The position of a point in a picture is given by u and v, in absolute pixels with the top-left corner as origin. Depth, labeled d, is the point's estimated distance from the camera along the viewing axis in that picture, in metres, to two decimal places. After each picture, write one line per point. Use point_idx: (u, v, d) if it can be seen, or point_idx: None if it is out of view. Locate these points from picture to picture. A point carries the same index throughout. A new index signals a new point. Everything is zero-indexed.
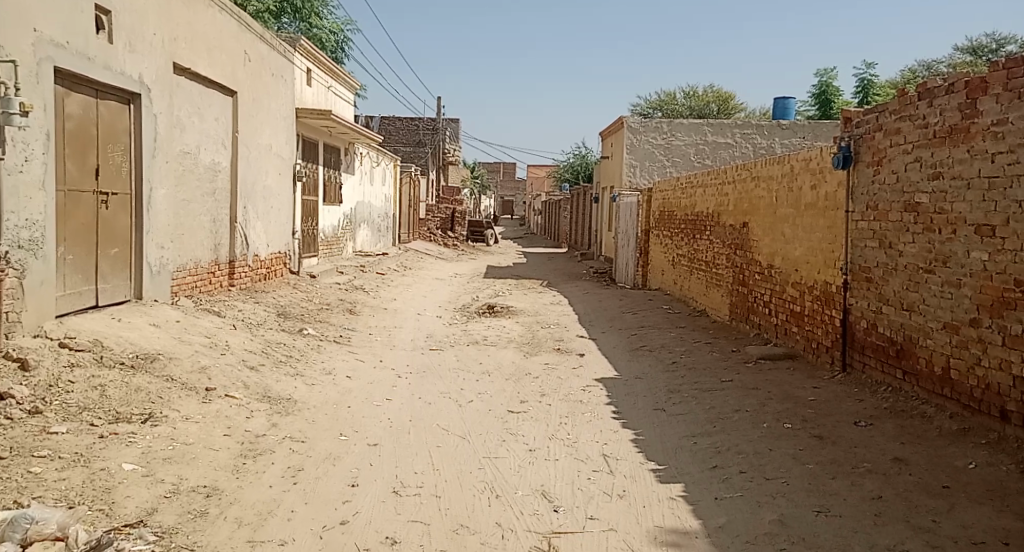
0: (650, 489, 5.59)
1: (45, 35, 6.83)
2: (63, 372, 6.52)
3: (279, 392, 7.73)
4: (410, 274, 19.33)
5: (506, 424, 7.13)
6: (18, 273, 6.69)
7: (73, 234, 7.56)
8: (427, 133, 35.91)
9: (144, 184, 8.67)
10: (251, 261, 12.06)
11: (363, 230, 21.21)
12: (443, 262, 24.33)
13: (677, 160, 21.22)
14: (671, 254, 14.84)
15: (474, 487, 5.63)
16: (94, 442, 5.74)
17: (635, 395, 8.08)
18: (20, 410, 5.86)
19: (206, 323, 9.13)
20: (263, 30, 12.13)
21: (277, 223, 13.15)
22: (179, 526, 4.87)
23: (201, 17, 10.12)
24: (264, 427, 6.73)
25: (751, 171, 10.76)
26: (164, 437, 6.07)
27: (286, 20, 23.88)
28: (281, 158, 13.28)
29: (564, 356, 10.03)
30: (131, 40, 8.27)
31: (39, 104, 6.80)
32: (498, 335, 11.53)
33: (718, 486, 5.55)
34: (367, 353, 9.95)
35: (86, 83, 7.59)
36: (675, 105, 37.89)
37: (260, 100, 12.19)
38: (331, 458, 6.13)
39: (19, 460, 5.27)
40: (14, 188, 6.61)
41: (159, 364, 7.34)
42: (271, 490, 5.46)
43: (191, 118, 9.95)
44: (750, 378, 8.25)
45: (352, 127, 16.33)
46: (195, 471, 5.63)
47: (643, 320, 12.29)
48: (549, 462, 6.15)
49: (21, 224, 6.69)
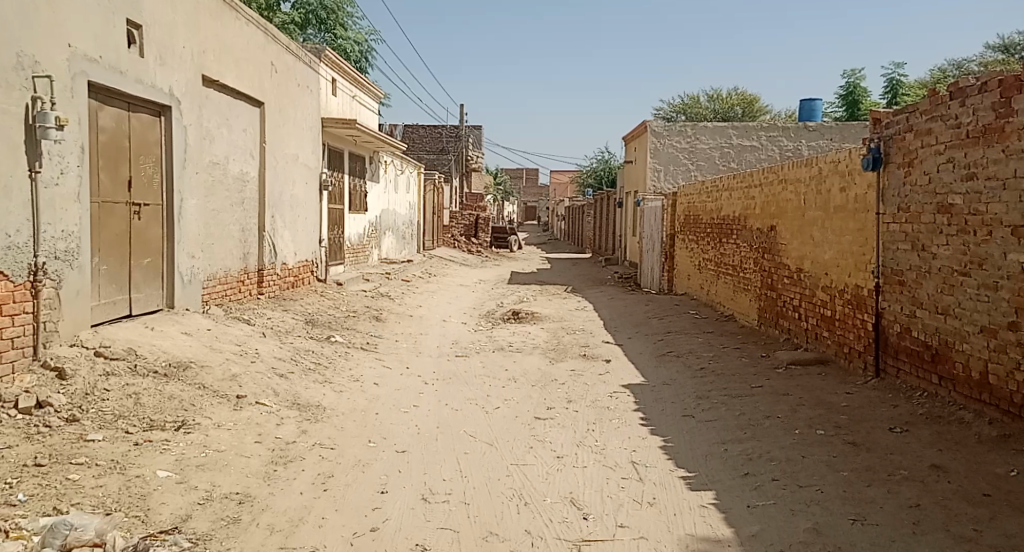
0: (680, 496, 5.58)
1: (78, 50, 6.87)
2: (99, 380, 6.61)
3: (308, 399, 7.80)
4: (434, 281, 19.44)
5: (533, 431, 7.14)
6: (55, 283, 6.72)
7: (106, 245, 7.66)
8: (450, 140, 36.06)
9: (175, 196, 8.76)
10: (279, 269, 12.16)
11: (388, 237, 21.32)
12: (467, 269, 24.40)
13: (702, 164, 21.10)
14: (696, 259, 14.79)
15: (502, 495, 5.64)
16: (130, 449, 5.82)
17: (664, 401, 8.05)
18: (58, 417, 5.95)
19: (236, 331, 9.23)
20: (289, 41, 12.25)
21: (304, 231, 13.27)
22: (212, 533, 4.92)
23: (229, 29, 10.24)
24: (294, 434, 6.79)
25: (777, 174, 10.70)
26: (196, 444, 6.14)
27: (311, 31, 24.19)
28: (307, 167, 13.41)
29: (591, 362, 10.01)
30: (161, 53, 8.39)
31: (74, 118, 6.83)
32: (523, 341, 11.54)
33: (751, 494, 5.51)
34: (393, 360, 9.98)
35: (118, 96, 7.71)
36: (700, 108, 37.95)
37: (286, 110, 12.31)
38: (360, 464, 6.17)
39: (57, 468, 5.36)
40: (51, 200, 6.60)
41: (191, 372, 7.42)
42: (302, 497, 5.50)
43: (220, 130, 10.07)
44: (780, 384, 8.20)
45: (378, 135, 16.43)
46: (227, 478, 5.69)
47: (670, 325, 12.26)
48: (576, 469, 6.14)
49: (58, 235, 6.71)
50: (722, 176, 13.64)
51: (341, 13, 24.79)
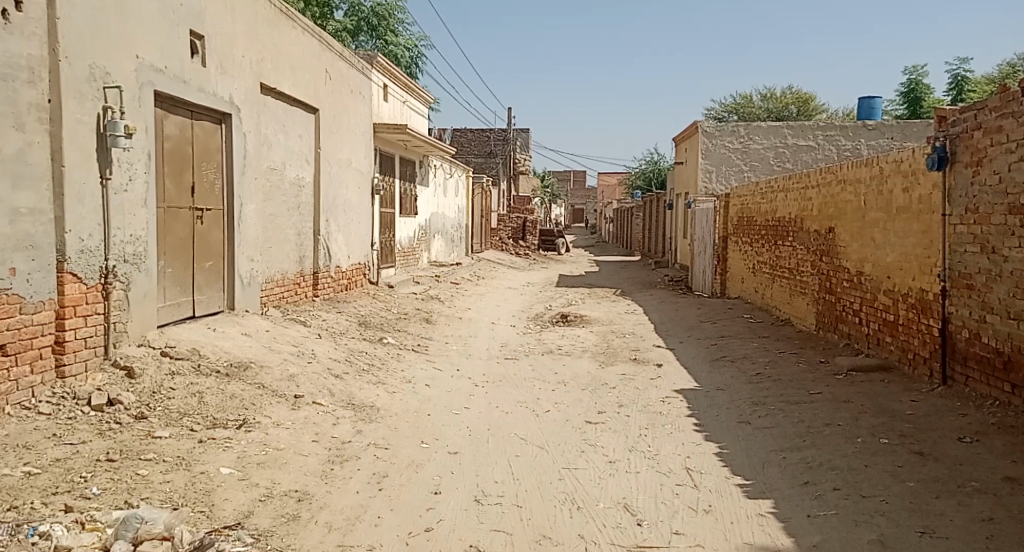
0: (737, 503, 5.58)
1: (145, 61, 7.12)
2: (165, 379, 6.83)
3: (362, 399, 7.95)
4: (483, 284, 19.57)
5: (584, 435, 7.19)
6: (124, 285, 6.96)
7: (170, 249, 7.91)
8: (498, 144, 36.20)
9: (236, 201, 9.01)
10: (333, 272, 12.39)
11: (437, 240, 21.51)
12: (515, 272, 24.51)
13: (756, 164, 20.91)
14: (751, 261, 14.67)
15: (556, 498, 5.70)
16: (195, 446, 6.01)
17: (718, 406, 8.03)
18: (127, 415, 6.17)
19: (293, 332, 9.44)
20: (342, 48, 12.49)
21: (357, 235, 13.49)
22: (273, 529, 5.07)
23: (286, 38, 10.47)
24: (349, 433, 6.94)
25: (835, 174, 10.60)
26: (257, 442, 6.31)
27: (363, 38, 24.53)
28: (360, 172, 13.63)
29: (642, 366, 10.02)
30: (223, 62, 8.63)
31: (141, 127, 7.08)
32: (573, 344, 11.58)
33: (811, 503, 5.50)
34: (444, 362, 10.10)
35: (182, 105, 7.96)
36: (753, 107, 37.54)
37: (340, 116, 12.55)
38: (414, 465, 6.29)
39: (127, 463, 5.55)
40: (120, 206, 6.84)
41: (251, 372, 7.63)
42: (357, 496, 5.63)
43: (277, 136, 10.30)
44: (840, 390, 8.13)
45: (428, 140, 16.62)
46: (286, 476, 5.85)
47: (724, 329, 12.19)
48: (630, 474, 6.18)
49: (126, 239, 6.95)
50: (777, 177, 13.53)
51: (392, 19, 25.10)
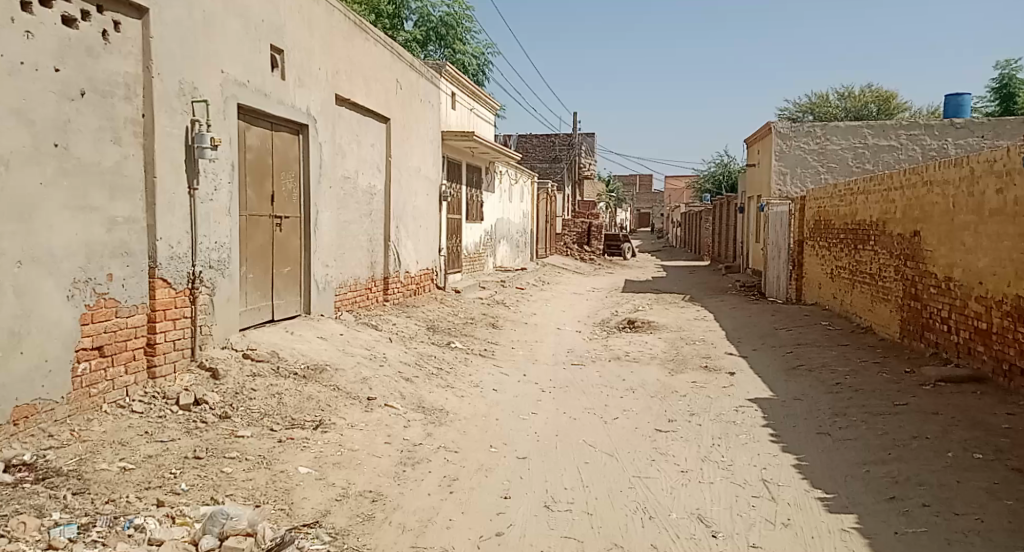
0: (817, 518, 5.55)
1: (230, 76, 7.43)
2: (247, 380, 7.11)
3: (432, 402, 8.12)
4: (548, 289, 19.67)
5: (655, 444, 7.22)
6: (210, 291, 7.27)
7: (252, 256, 8.21)
8: (563, 149, 36.23)
9: (313, 209, 9.29)
10: (402, 277, 12.65)
11: (502, 246, 21.72)
12: (581, 277, 24.53)
13: (834, 165, 20.52)
14: (829, 267, 14.45)
15: (627, 507, 5.75)
16: (274, 446, 6.25)
17: (795, 417, 7.97)
18: (213, 414, 6.45)
19: (365, 336, 9.69)
20: (413, 58, 12.76)
21: (425, 241, 13.74)
22: (349, 528, 5.25)
23: (360, 49, 10.76)
24: (421, 436, 7.11)
25: (920, 175, 10.42)
26: (333, 443, 6.53)
27: (431, 47, 24.89)
28: (429, 179, 13.88)
29: (714, 375, 9.98)
30: (301, 75, 8.93)
31: (226, 138, 7.39)
32: (641, 351, 11.60)
33: (899, 520, 5.45)
34: (511, 367, 10.23)
35: (263, 117, 8.26)
36: (829, 107, 36.83)
37: (410, 125, 12.82)
38: (484, 469, 6.42)
39: (213, 460, 5.79)
40: (206, 215, 7.15)
41: (327, 374, 7.87)
42: (429, 498, 5.79)
43: (351, 146, 10.59)
44: (928, 402, 8.01)
45: (495, 146, 16.80)
46: (361, 476, 6.04)
47: (801, 337, 12.05)
48: (704, 485, 6.20)
49: (212, 246, 7.26)
50: (857, 179, 13.32)
51: (460, 28, 25.40)
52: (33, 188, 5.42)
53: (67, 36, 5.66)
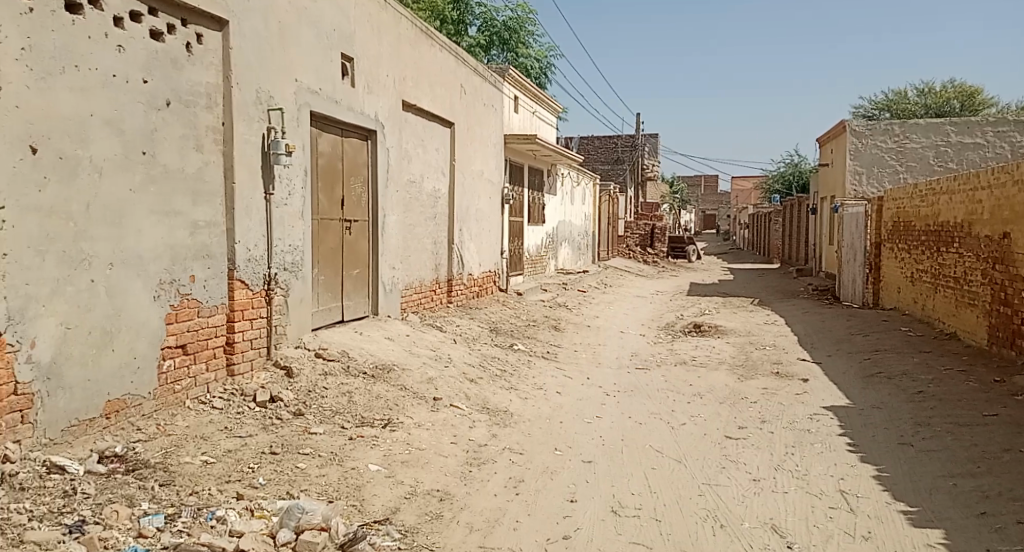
0: (900, 532, 5.50)
1: (303, 84, 7.67)
2: (319, 379, 7.33)
3: (496, 404, 8.24)
4: (611, 292, 19.64)
5: (725, 450, 7.21)
6: (284, 292, 7.51)
7: (323, 258, 8.46)
8: (625, 150, 36.04)
9: (380, 212, 9.50)
10: (466, 280, 12.82)
11: (564, 249, 21.80)
12: (645, 280, 24.45)
13: (913, 164, 20.02)
14: (909, 270, 14.15)
15: (697, 515, 5.77)
16: (346, 443, 6.44)
17: (874, 426, 7.87)
18: (287, 411, 6.68)
19: (431, 337, 9.87)
20: (477, 62, 12.92)
21: (488, 243, 13.90)
22: (418, 526, 5.40)
23: (426, 55, 10.96)
24: (486, 436, 7.24)
25: (1012, 173, 10.18)
26: (401, 441, 6.69)
27: (494, 51, 25.09)
28: (492, 183, 14.03)
29: (785, 381, 9.89)
30: (369, 82, 9.14)
31: (299, 145, 7.63)
32: (708, 355, 11.55)
33: (991, 537, 5.37)
34: (574, 370, 10.29)
35: (334, 123, 8.50)
36: (907, 103, 35.87)
37: (474, 128, 13.00)
38: (549, 471, 6.51)
39: (289, 456, 6.00)
40: (281, 219, 7.40)
41: (395, 374, 8.06)
42: (497, 499, 5.91)
43: (417, 150, 10.79)
44: (1019, 413, 7.83)
45: (557, 149, 16.87)
46: (428, 475, 6.19)
47: (879, 343, 11.84)
48: (777, 494, 6.17)
49: (286, 249, 7.51)
50: (941, 178, 13.04)
51: (523, 32, 25.55)
52: (123, 194, 5.70)
53: (155, 50, 5.94)
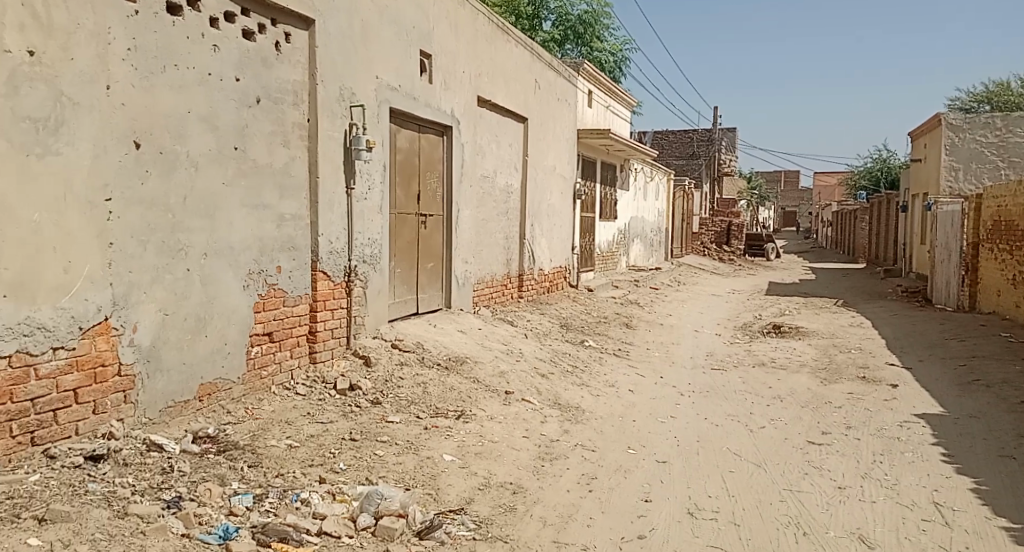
0: (1000, 549, 5.37)
1: (384, 81, 7.86)
2: (395, 369, 7.52)
3: (568, 400, 8.32)
4: (684, 290, 19.50)
5: (809, 456, 7.14)
6: (363, 284, 7.72)
7: (400, 251, 8.65)
8: (700, 145, 35.68)
9: (455, 207, 9.66)
10: (536, 275, 12.92)
11: (637, 245, 21.74)
12: (719, 278, 24.19)
13: (1016, 160, 19.37)
14: (1010, 271, 13.71)
15: (778, 520, 5.73)
16: (421, 432, 6.60)
17: (971, 436, 7.68)
18: (365, 399, 6.87)
19: (502, 331, 10.00)
20: (551, 57, 13.00)
21: (559, 238, 13.98)
22: (492, 518, 5.51)
23: (502, 51, 11.08)
24: (558, 432, 7.33)
25: None
26: (474, 433, 6.82)
27: (568, 46, 25.12)
28: (564, 178, 14.10)
29: (873, 386, 9.72)
30: (446, 79, 9.30)
31: (379, 140, 7.83)
32: (788, 357, 11.40)
33: None
34: (646, 368, 10.29)
35: (412, 119, 8.68)
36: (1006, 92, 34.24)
37: (548, 124, 13.08)
38: (623, 470, 6.56)
39: (367, 443, 6.19)
40: (362, 212, 7.61)
41: (467, 366, 8.21)
42: (570, 495, 5.99)
43: (490, 145, 10.93)
44: None
45: (631, 143, 16.82)
46: (501, 468, 6.30)
47: (975, 349, 11.50)
48: (866, 503, 6.08)
49: (366, 242, 7.71)
50: None
51: (598, 26, 25.52)
52: (216, 187, 5.95)
53: (247, 49, 6.18)
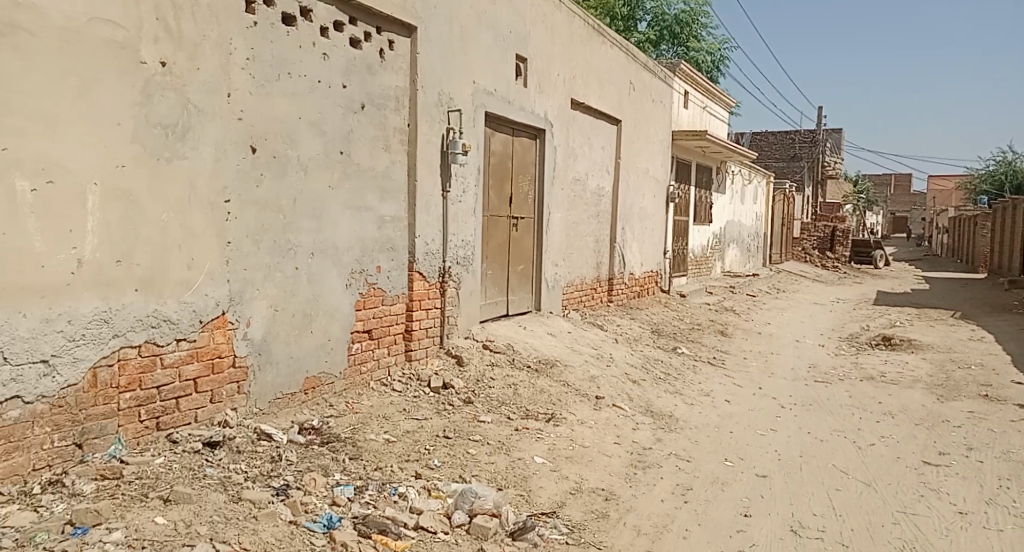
0: None
1: (480, 86, 8.01)
2: (486, 369, 7.65)
3: (660, 407, 8.31)
4: (782, 297, 19.11)
5: (925, 477, 6.94)
6: (457, 284, 7.88)
7: (491, 253, 8.79)
8: (803, 146, 34.53)
9: (546, 210, 9.75)
10: (627, 279, 12.91)
11: (733, 250, 21.46)
12: (820, 285, 23.62)
13: None
14: None
15: (889, 545, 5.60)
16: (512, 433, 6.70)
17: None
18: (458, 398, 7.02)
19: (592, 335, 10.05)
20: (646, 60, 12.97)
21: (651, 242, 13.92)
22: (585, 523, 5.56)
23: (597, 53, 11.13)
24: (650, 440, 7.33)
25: None
26: (565, 437, 6.89)
27: (664, 46, 24.95)
28: (656, 181, 14.04)
29: (997, 406, 9.34)
30: (541, 82, 9.40)
31: (475, 144, 7.98)
32: (899, 372, 11.07)
33: None
34: (742, 378, 10.16)
35: (506, 123, 8.81)
36: None
37: (641, 126, 13.06)
38: (719, 482, 6.52)
39: (460, 441, 6.33)
40: (457, 214, 7.77)
41: (557, 369, 8.29)
42: (664, 505, 5.99)
43: (583, 148, 10.99)
44: None
45: (726, 143, 16.60)
46: (593, 473, 6.35)
47: None
48: (989, 531, 5.88)
49: (460, 243, 7.87)
50: None
51: (695, 25, 25.26)
52: (323, 190, 6.18)
53: (354, 56, 6.40)
